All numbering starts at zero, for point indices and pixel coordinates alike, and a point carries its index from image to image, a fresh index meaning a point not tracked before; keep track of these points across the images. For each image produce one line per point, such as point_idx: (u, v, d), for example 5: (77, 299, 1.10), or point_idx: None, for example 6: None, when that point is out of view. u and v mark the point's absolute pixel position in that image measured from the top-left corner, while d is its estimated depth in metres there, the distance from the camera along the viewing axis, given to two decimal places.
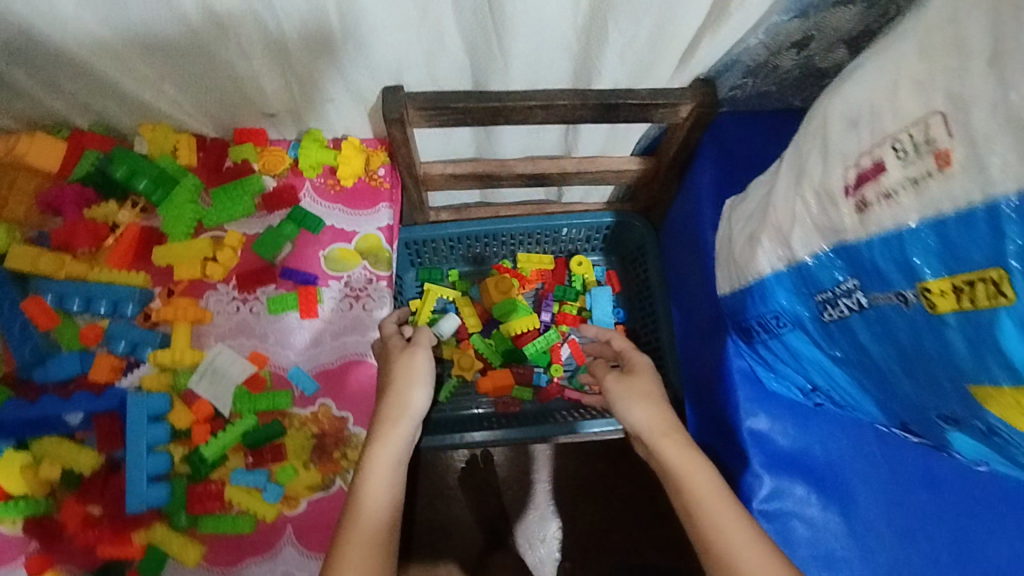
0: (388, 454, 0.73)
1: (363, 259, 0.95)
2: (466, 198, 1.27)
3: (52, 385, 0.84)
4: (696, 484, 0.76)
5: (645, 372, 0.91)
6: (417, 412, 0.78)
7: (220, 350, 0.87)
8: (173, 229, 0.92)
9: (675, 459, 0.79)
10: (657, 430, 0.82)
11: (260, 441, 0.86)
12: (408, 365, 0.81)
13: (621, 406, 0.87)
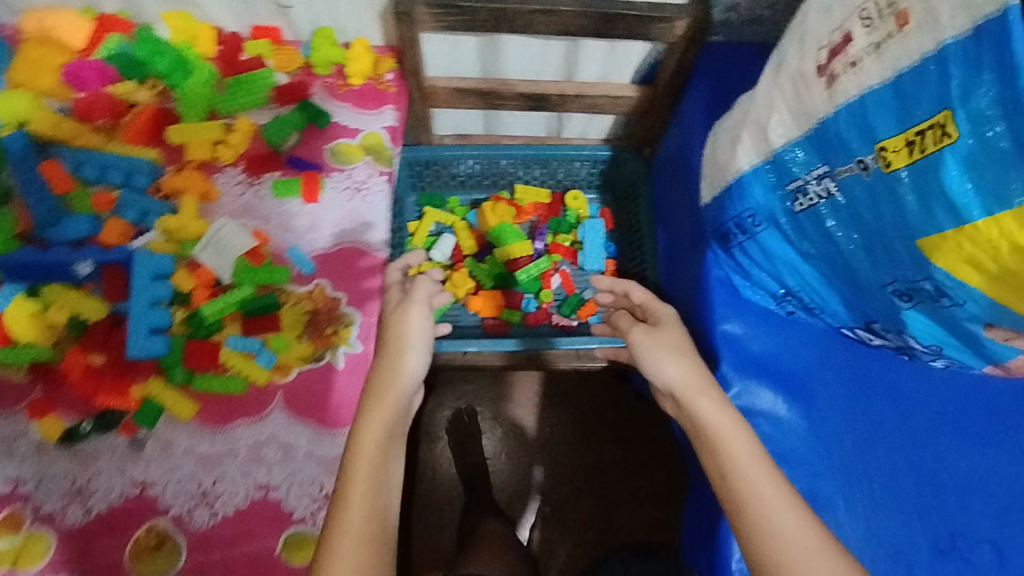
0: (377, 429, 0.71)
1: (366, 155, 1.00)
2: (470, 128, 1.32)
3: (65, 244, 0.89)
4: (736, 445, 0.73)
5: (672, 325, 0.86)
6: (410, 381, 0.76)
7: (224, 223, 0.92)
8: (187, 112, 0.97)
9: (713, 418, 0.75)
10: (693, 386, 0.78)
11: (257, 310, 0.90)
12: (402, 331, 0.79)
13: (651, 361, 0.82)
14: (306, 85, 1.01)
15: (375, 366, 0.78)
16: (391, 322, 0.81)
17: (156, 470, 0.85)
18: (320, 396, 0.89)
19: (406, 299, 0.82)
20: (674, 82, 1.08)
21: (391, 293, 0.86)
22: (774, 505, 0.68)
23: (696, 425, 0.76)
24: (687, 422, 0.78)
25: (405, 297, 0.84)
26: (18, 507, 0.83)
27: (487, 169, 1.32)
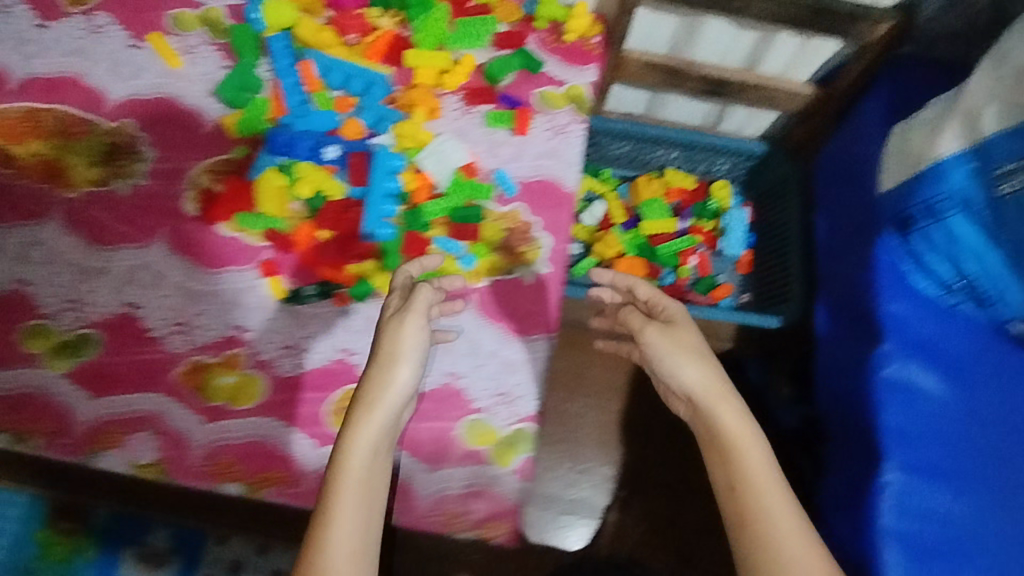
0: (360, 450, 0.69)
1: (569, 104, 1.10)
2: (634, 107, 1.41)
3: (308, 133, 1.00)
4: (745, 456, 0.73)
5: (688, 325, 0.83)
6: (400, 391, 0.74)
7: (447, 138, 1.02)
8: (422, 41, 1.08)
9: (730, 426, 0.75)
10: (712, 390, 0.77)
11: (466, 218, 0.99)
12: (395, 345, 0.75)
13: (669, 362, 0.80)
14: (524, 35, 1.11)
15: (364, 379, 0.75)
16: (383, 334, 0.77)
17: (360, 342, 0.95)
18: (509, 303, 0.98)
19: (402, 307, 0.77)
20: (851, 91, 1.15)
21: (393, 299, 0.81)
22: (782, 521, 0.69)
23: (710, 427, 0.77)
24: (704, 428, 0.78)
25: (402, 304, 0.79)
26: (238, 351, 0.93)
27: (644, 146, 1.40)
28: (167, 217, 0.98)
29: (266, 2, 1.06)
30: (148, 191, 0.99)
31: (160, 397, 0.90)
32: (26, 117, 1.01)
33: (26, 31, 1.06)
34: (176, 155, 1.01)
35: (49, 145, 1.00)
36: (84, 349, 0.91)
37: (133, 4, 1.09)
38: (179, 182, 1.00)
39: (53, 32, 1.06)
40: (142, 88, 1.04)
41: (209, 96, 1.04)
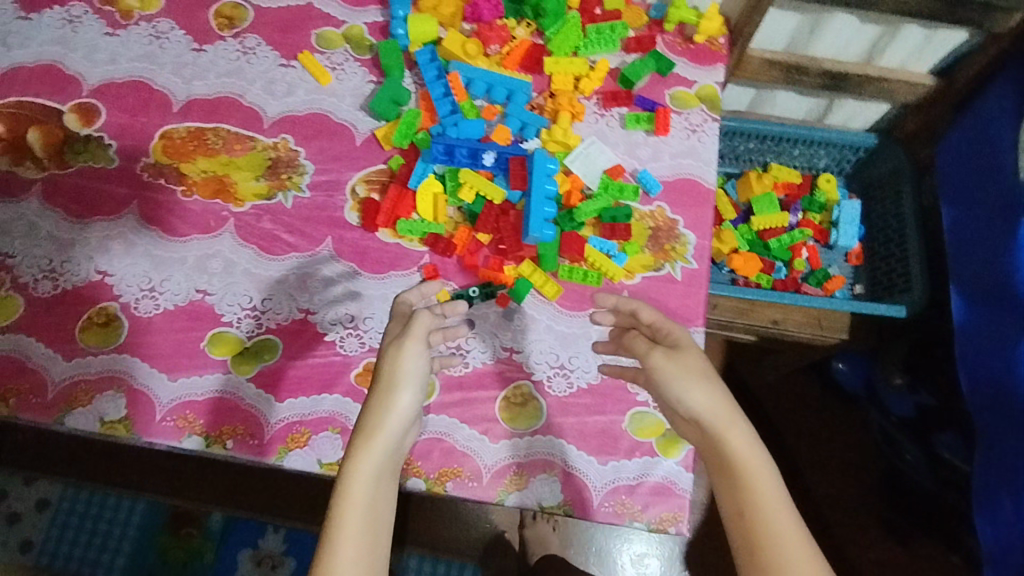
0: (364, 476, 0.74)
1: (701, 103, 1.12)
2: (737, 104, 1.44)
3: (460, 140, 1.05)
4: (761, 483, 0.73)
5: (694, 347, 0.82)
6: (403, 416, 0.78)
7: (593, 141, 1.06)
8: (558, 49, 1.12)
9: (741, 449, 0.75)
10: (722, 415, 0.77)
11: (615, 217, 1.02)
12: (393, 372, 0.80)
13: (676, 387, 0.79)
14: (653, 38, 1.15)
15: (364, 409, 0.79)
16: (381, 361, 0.81)
17: (522, 340, 0.97)
18: (663, 299, 1.00)
19: (402, 334, 0.82)
20: (975, 81, 1.16)
21: (393, 331, 0.85)
22: (783, 537, 0.70)
23: (719, 450, 0.76)
24: (711, 451, 0.77)
25: (403, 330, 0.84)
26: None
27: (753, 142, 1.43)
28: (330, 226, 1.02)
29: (411, 18, 1.11)
30: (310, 202, 1.03)
31: (340, 397, 0.93)
32: (193, 136, 1.07)
33: (184, 56, 1.12)
34: (334, 167, 1.06)
35: (216, 161, 1.05)
36: (264, 353, 0.95)
37: (280, 25, 1.15)
38: (339, 193, 1.04)
39: (209, 55, 1.12)
40: (296, 105, 1.10)
41: (360, 110, 1.10)
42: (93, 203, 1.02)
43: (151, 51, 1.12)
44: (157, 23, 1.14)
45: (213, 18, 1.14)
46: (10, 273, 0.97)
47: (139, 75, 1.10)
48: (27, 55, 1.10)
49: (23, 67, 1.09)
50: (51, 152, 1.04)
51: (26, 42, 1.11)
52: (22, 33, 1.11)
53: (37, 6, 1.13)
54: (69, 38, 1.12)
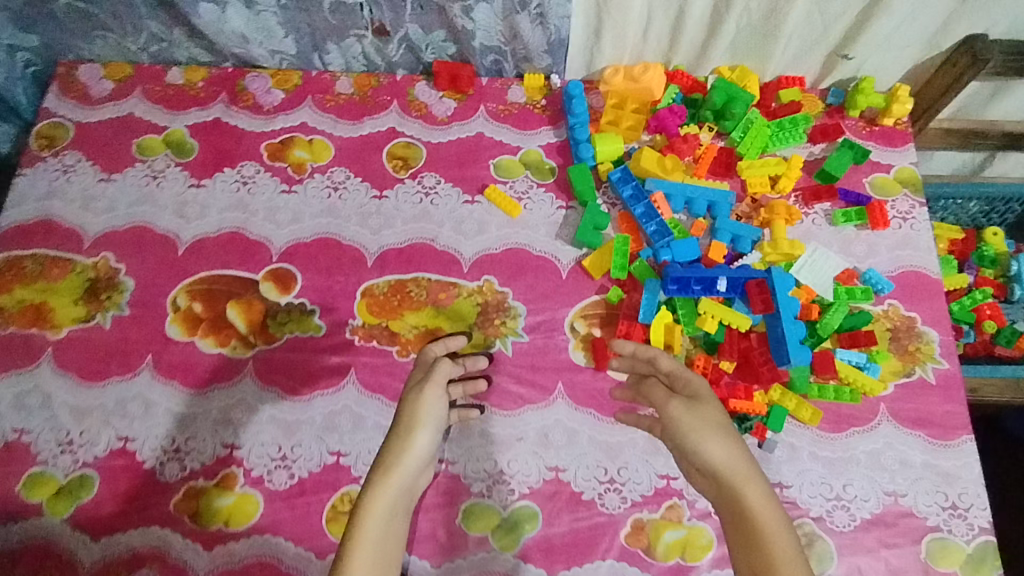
0: (380, 504, 0.71)
1: (903, 188, 1.08)
2: None
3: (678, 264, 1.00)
4: (781, 547, 0.66)
5: (714, 400, 0.78)
6: (418, 457, 0.76)
7: (816, 248, 1.02)
8: (748, 151, 1.08)
9: (759, 507, 0.68)
10: (739, 468, 0.71)
11: (855, 325, 0.97)
12: (416, 410, 0.79)
13: (691, 438, 0.74)
14: (838, 125, 1.12)
15: (390, 437, 0.78)
16: (402, 404, 0.81)
17: (789, 473, 0.91)
18: (924, 407, 0.95)
19: (425, 378, 0.83)
20: None
21: (423, 369, 0.86)
22: None
23: (735, 504, 0.70)
24: (727, 505, 0.71)
25: (424, 376, 0.84)
26: (676, 502, 0.90)
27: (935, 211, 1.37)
28: (558, 371, 0.97)
29: (595, 139, 1.08)
30: (533, 348, 0.98)
31: (614, 562, 0.87)
32: (395, 290, 1.02)
33: (367, 205, 1.08)
34: (547, 306, 1.01)
35: (426, 315, 1.00)
36: (525, 523, 0.89)
37: (457, 160, 1.11)
38: (560, 333, 0.99)
39: (392, 201, 1.08)
40: (490, 243, 1.05)
41: (556, 239, 1.06)
42: (309, 377, 0.96)
43: (333, 205, 1.08)
44: (332, 174, 1.10)
45: (387, 162, 1.11)
46: (242, 466, 0.92)
47: (326, 231, 1.06)
48: (209, 224, 1.06)
49: (206, 238, 1.05)
50: (255, 327, 0.99)
51: (204, 210, 1.07)
52: (199, 201, 1.08)
53: (208, 172, 1.10)
54: (248, 201, 1.08)
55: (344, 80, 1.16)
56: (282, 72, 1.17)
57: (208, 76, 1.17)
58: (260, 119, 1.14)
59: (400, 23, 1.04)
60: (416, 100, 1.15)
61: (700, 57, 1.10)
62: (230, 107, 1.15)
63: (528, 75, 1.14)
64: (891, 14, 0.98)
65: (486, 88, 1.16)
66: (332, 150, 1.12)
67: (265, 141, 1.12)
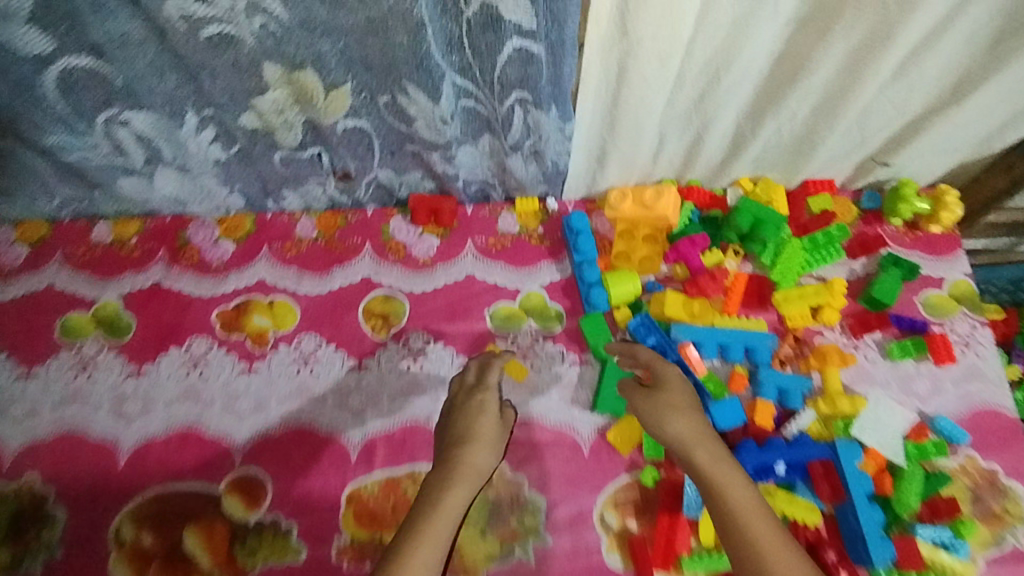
0: (455, 498, 0.68)
1: (961, 306, 0.94)
2: None
3: (724, 434, 0.85)
4: (755, 518, 0.65)
5: (681, 385, 0.79)
6: (481, 472, 0.73)
7: (878, 398, 0.87)
8: (783, 279, 0.93)
9: (717, 471, 0.69)
10: (701, 437, 0.72)
11: (933, 491, 0.83)
12: (475, 427, 0.77)
13: (656, 421, 0.76)
14: (877, 234, 0.98)
15: (448, 450, 0.75)
16: (464, 413, 0.79)
17: None
18: None
19: (479, 406, 0.80)
20: None
21: (481, 395, 0.81)
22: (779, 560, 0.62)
23: (700, 477, 0.70)
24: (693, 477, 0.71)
25: (475, 400, 0.81)
26: None
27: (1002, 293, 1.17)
28: None
29: (607, 281, 0.93)
30: (558, 551, 0.82)
31: None
32: (387, 491, 0.85)
33: (345, 379, 0.91)
34: (569, 494, 0.85)
35: None
36: None
37: (446, 311, 0.95)
38: (588, 528, 0.83)
39: (374, 373, 0.92)
40: None
41: (572, 404, 0.90)
42: None
43: (303, 383, 0.91)
44: (300, 341, 0.93)
45: (364, 321, 0.94)
46: None
47: (298, 419, 0.89)
48: (155, 423, 0.89)
49: (152, 442, 0.88)
50: (219, 557, 0.81)
51: (149, 405, 0.90)
52: (141, 394, 0.90)
53: (150, 354, 0.92)
54: (200, 389, 0.91)
55: (304, 222, 0.99)
56: (230, 218, 0.99)
57: (143, 229, 0.99)
58: (208, 279, 0.96)
59: (368, 169, 0.86)
60: (392, 240, 0.98)
61: (719, 172, 0.95)
62: (171, 267, 0.97)
63: (519, 201, 0.99)
64: (947, 127, 0.83)
65: (472, 218, 1.00)
66: (298, 313, 0.95)
67: (216, 308, 0.95)
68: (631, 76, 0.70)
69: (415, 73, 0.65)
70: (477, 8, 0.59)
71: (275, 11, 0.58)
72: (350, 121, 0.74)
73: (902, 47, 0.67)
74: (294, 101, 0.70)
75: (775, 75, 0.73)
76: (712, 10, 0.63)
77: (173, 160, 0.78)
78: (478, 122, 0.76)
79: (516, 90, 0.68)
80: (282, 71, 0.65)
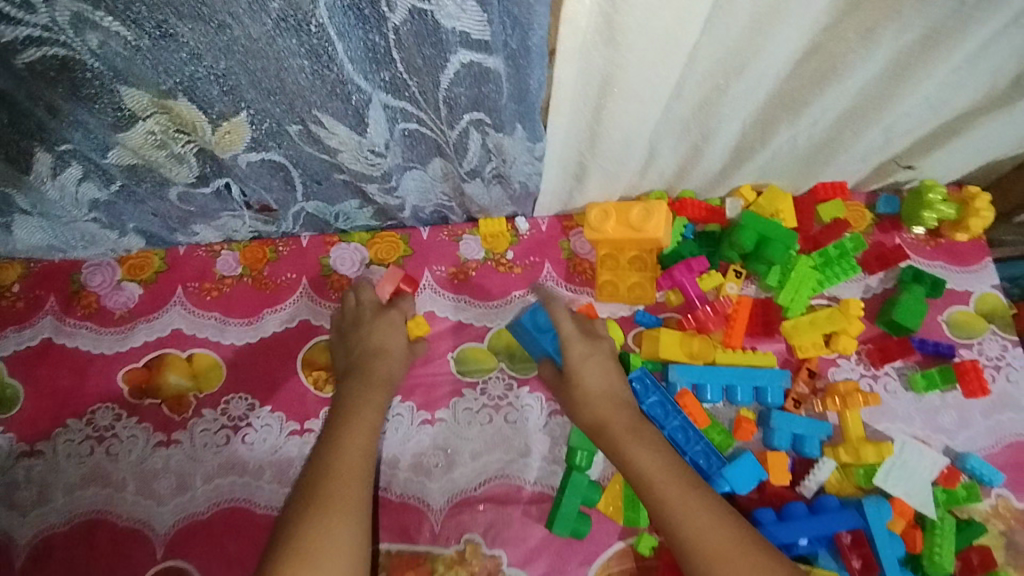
0: (368, 400, 0.70)
1: (989, 323, 0.83)
2: None
3: (740, 500, 0.73)
4: (665, 486, 0.63)
5: (595, 349, 0.75)
6: (393, 380, 0.74)
7: (905, 441, 0.75)
8: (792, 304, 0.81)
9: (631, 447, 0.67)
10: (612, 413, 0.70)
11: (964, 542, 0.73)
12: (385, 342, 0.75)
13: (572, 397, 0.73)
14: (896, 245, 0.85)
15: (358, 360, 0.74)
16: (368, 328, 0.76)
17: None
18: None
19: (378, 317, 0.77)
20: None
21: (389, 312, 0.78)
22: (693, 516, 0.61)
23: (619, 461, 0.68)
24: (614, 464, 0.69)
25: (372, 318, 0.77)
26: None
27: None
28: None
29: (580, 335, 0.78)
30: None
31: None
32: None
33: (284, 448, 0.76)
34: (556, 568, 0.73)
35: None
36: None
37: None
38: None
39: None
40: (465, 481, 0.76)
41: (554, 462, 0.77)
42: None
43: (233, 455, 0.76)
44: (227, 403, 0.78)
45: (304, 374, 0.79)
46: None
47: (230, 499, 0.74)
48: (56, 513, 0.74)
49: (54, 539, 0.73)
50: None
51: (47, 493, 0.75)
52: (36, 480, 0.75)
53: (43, 429, 0.77)
54: (107, 468, 0.75)
55: (226, 256, 0.83)
56: (134, 256, 0.83)
57: (27, 275, 0.82)
58: (110, 333, 0.80)
59: (290, 202, 0.71)
60: (333, 274, 0.83)
61: (715, 181, 0.81)
62: (64, 320, 0.80)
63: (482, 222, 0.84)
64: (987, 129, 0.71)
65: (428, 243, 0.85)
66: (223, 369, 0.79)
67: (123, 368, 0.79)
68: (616, 86, 0.55)
69: (328, 102, 0.50)
70: (405, 15, 0.43)
71: (114, 30, 0.42)
72: (253, 155, 0.58)
73: (977, 41, 0.55)
74: (176, 130, 0.54)
75: (796, 79, 0.58)
76: (731, 11, 0.49)
77: (30, 207, 0.63)
78: (424, 146, 0.60)
79: (469, 111, 0.53)
80: (148, 97, 0.49)
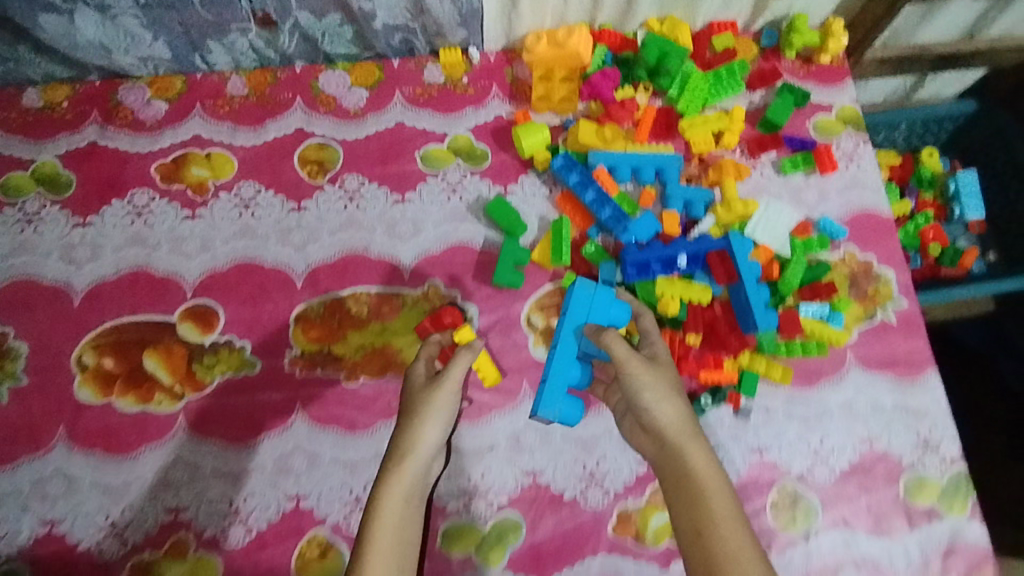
0: (407, 475, 0.73)
1: (847, 127, 1.04)
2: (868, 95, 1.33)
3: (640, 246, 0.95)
4: (720, 509, 0.68)
5: (671, 365, 0.79)
6: (431, 449, 0.76)
7: (769, 202, 0.97)
8: (688, 109, 1.01)
9: (700, 467, 0.71)
10: (686, 430, 0.73)
11: (812, 276, 0.95)
12: (414, 403, 0.79)
13: (646, 395, 0.75)
14: (775, 69, 1.06)
15: (397, 435, 0.77)
16: (408, 396, 0.81)
17: (767, 436, 0.91)
18: (886, 348, 0.94)
19: (420, 388, 0.81)
20: None
21: (415, 366, 0.84)
22: (736, 545, 0.66)
23: (682, 470, 0.71)
24: (667, 463, 0.73)
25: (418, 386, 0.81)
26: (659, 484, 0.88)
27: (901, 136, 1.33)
28: (521, 369, 0.92)
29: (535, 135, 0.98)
30: (492, 348, 0.93)
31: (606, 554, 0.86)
32: (332, 310, 0.94)
33: (285, 220, 0.98)
34: (499, 302, 0.95)
35: (370, 333, 0.93)
36: (508, 535, 0.86)
37: (378, 155, 1.01)
38: (517, 329, 0.94)
39: (314, 213, 0.98)
40: (429, 243, 0.97)
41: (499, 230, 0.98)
42: (254, 422, 0.89)
43: (245, 226, 0.97)
44: (239, 189, 0.99)
45: (300, 167, 1.00)
46: (192, 530, 0.85)
47: (243, 256, 0.96)
48: (105, 267, 0.94)
49: (106, 284, 0.94)
50: (180, 375, 0.90)
51: (98, 252, 0.95)
52: (88, 243, 0.95)
53: (93, 206, 0.97)
54: (146, 234, 0.96)
55: (235, 79, 1.03)
56: (160, 79, 1.02)
57: (73, 93, 1.01)
58: (143, 137, 1.00)
59: (287, 11, 0.93)
60: (322, 94, 1.03)
61: (627, 12, 1.02)
62: (106, 127, 1.00)
63: (442, 51, 1.03)
64: None
65: (398, 71, 1.04)
66: (234, 164, 1.00)
67: (155, 162, 0.99)
68: None
69: None
70: None
71: None
72: None
73: None
74: None
75: None
76: None
77: None
78: None
79: None
80: None
